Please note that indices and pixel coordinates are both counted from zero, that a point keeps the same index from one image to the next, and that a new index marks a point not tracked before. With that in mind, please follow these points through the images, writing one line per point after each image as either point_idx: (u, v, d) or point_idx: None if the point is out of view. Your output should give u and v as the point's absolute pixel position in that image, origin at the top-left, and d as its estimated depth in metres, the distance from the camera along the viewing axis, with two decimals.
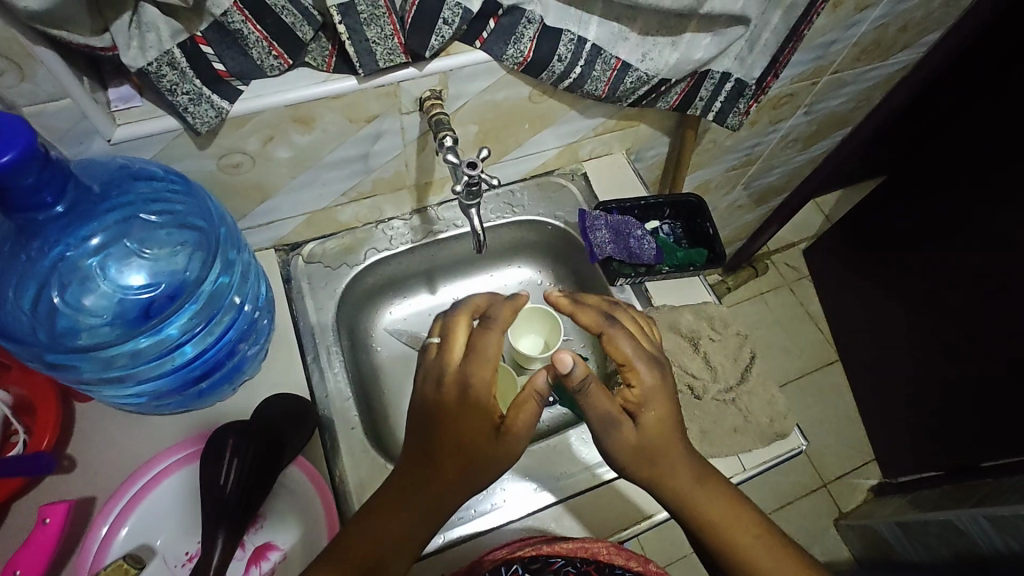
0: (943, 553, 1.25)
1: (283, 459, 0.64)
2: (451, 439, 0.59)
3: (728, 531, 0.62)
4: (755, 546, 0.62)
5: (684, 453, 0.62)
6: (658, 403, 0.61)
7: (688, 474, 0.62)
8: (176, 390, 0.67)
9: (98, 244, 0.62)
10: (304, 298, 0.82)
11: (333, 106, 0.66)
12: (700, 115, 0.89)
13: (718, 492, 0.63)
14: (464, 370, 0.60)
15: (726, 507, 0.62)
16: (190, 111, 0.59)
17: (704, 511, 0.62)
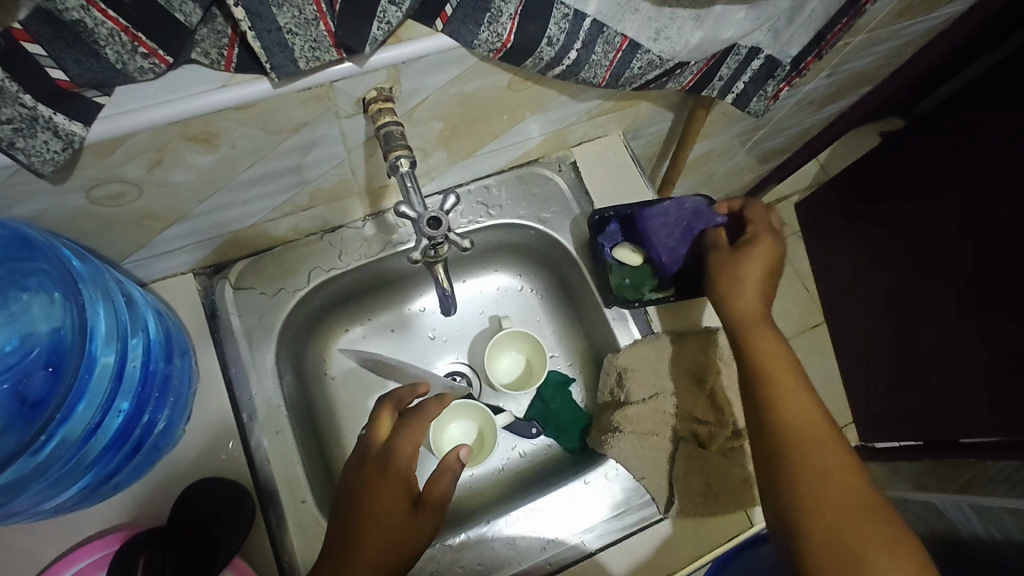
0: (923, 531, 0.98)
1: (215, 566, 0.58)
2: (357, 517, 0.55)
3: (804, 448, 0.53)
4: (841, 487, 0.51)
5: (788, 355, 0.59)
6: (758, 258, 0.62)
7: (789, 394, 0.56)
8: (88, 489, 0.55)
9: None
10: (234, 337, 0.67)
11: (242, 117, 0.48)
12: (717, 96, 0.71)
13: (816, 424, 0.54)
14: (385, 451, 0.58)
15: (823, 442, 0.53)
16: (19, 145, 0.41)
17: (790, 433, 0.54)
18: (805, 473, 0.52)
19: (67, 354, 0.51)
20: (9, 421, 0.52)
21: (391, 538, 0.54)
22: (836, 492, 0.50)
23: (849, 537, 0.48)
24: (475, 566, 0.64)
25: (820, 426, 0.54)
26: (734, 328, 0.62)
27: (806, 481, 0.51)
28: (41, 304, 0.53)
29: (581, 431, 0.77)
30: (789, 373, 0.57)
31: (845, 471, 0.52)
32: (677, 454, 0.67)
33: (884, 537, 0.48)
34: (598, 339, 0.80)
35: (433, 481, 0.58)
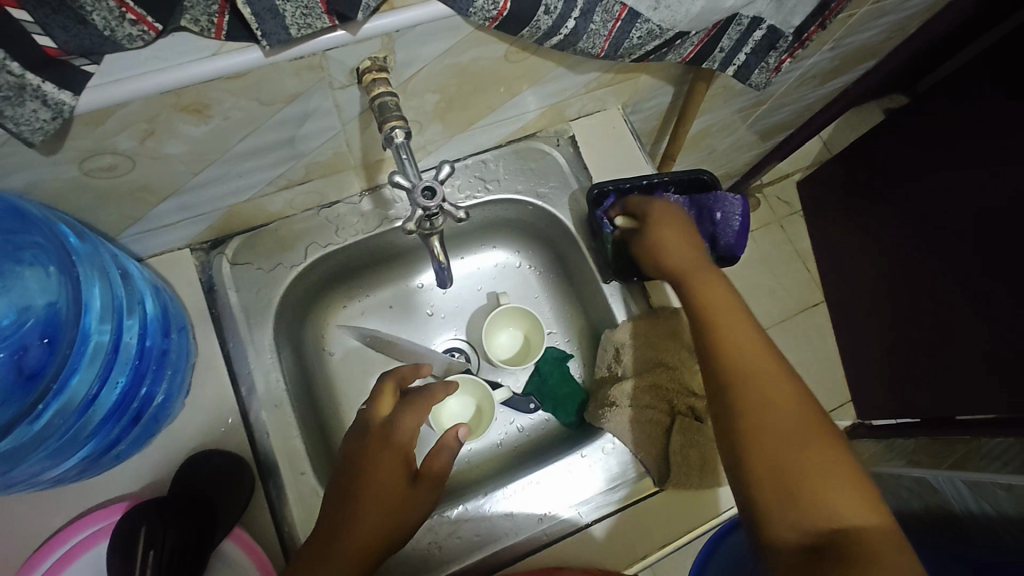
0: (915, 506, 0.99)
1: (216, 535, 0.59)
2: (353, 484, 0.56)
3: (746, 373, 0.52)
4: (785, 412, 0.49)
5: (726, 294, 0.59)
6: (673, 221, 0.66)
7: (741, 335, 0.55)
8: (90, 460, 0.56)
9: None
10: (232, 312, 0.67)
11: (233, 87, 0.47)
12: (718, 68, 0.70)
13: (765, 360, 0.53)
14: (386, 426, 0.59)
15: (772, 378, 0.51)
16: (8, 113, 0.40)
17: (735, 370, 0.52)
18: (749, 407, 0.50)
19: (63, 327, 0.52)
20: (8, 392, 0.52)
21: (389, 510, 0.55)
22: (781, 425, 0.49)
23: (796, 463, 0.47)
24: (473, 538, 0.65)
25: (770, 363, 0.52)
26: (678, 281, 0.62)
27: (750, 407, 0.50)
28: (36, 276, 0.53)
29: (578, 406, 0.77)
30: (730, 309, 0.57)
31: (794, 407, 0.49)
32: (671, 428, 0.68)
33: (832, 470, 0.46)
34: (596, 315, 0.80)
35: (432, 457, 0.59)
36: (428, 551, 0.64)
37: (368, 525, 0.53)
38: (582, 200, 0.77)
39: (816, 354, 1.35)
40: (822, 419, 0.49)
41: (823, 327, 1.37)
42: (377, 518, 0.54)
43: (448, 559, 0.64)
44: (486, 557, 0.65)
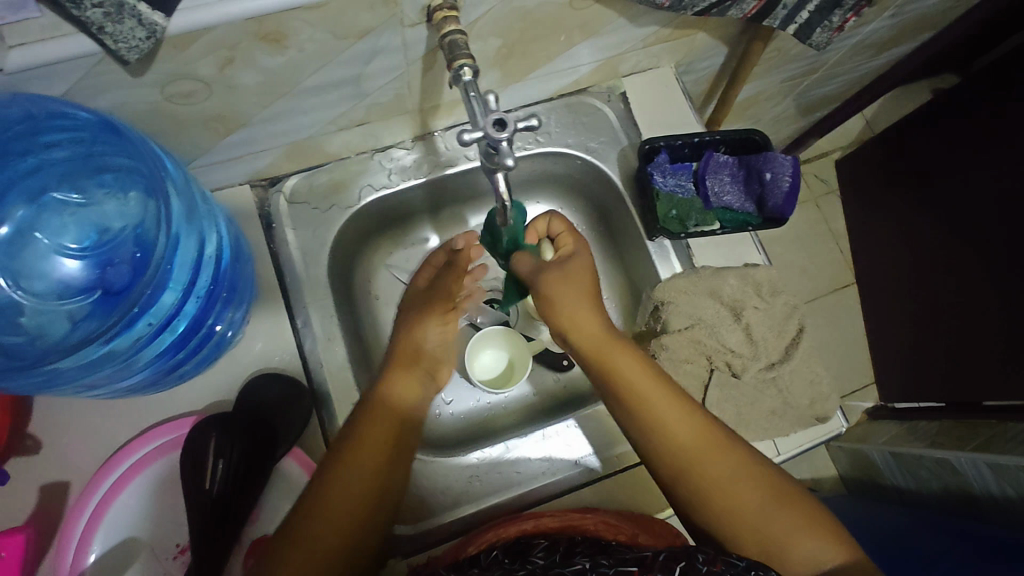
0: (932, 484, 1.00)
1: (276, 453, 0.62)
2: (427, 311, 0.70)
3: (702, 463, 0.56)
4: (740, 485, 0.55)
5: (645, 374, 0.60)
6: (578, 271, 0.64)
7: (693, 438, 0.57)
8: (159, 377, 0.60)
9: (27, 236, 0.53)
10: (288, 247, 0.69)
11: (313, 18, 0.48)
12: (779, 25, 0.69)
13: (731, 467, 0.56)
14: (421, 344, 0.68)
15: (715, 448, 0.57)
16: (108, 30, 0.42)
17: (703, 467, 0.56)
18: (723, 496, 0.55)
19: (150, 246, 0.54)
20: (93, 304, 0.54)
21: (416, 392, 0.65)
22: (720, 474, 0.56)
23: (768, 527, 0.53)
24: (512, 475, 0.68)
25: (704, 437, 0.57)
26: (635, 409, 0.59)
27: (717, 498, 0.55)
28: (118, 198, 0.55)
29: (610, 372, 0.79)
30: (668, 411, 0.58)
31: (748, 482, 0.55)
32: (709, 383, 0.71)
33: (757, 485, 0.55)
34: (637, 273, 0.81)
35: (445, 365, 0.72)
36: (468, 484, 0.67)
37: (382, 436, 0.58)
38: (632, 156, 0.78)
39: (843, 333, 1.34)
40: (751, 462, 0.57)
41: (854, 306, 1.36)
42: (382, 449, 0.57)
43: (487, 493, 0.67)
44: (524, 493, 0.67)
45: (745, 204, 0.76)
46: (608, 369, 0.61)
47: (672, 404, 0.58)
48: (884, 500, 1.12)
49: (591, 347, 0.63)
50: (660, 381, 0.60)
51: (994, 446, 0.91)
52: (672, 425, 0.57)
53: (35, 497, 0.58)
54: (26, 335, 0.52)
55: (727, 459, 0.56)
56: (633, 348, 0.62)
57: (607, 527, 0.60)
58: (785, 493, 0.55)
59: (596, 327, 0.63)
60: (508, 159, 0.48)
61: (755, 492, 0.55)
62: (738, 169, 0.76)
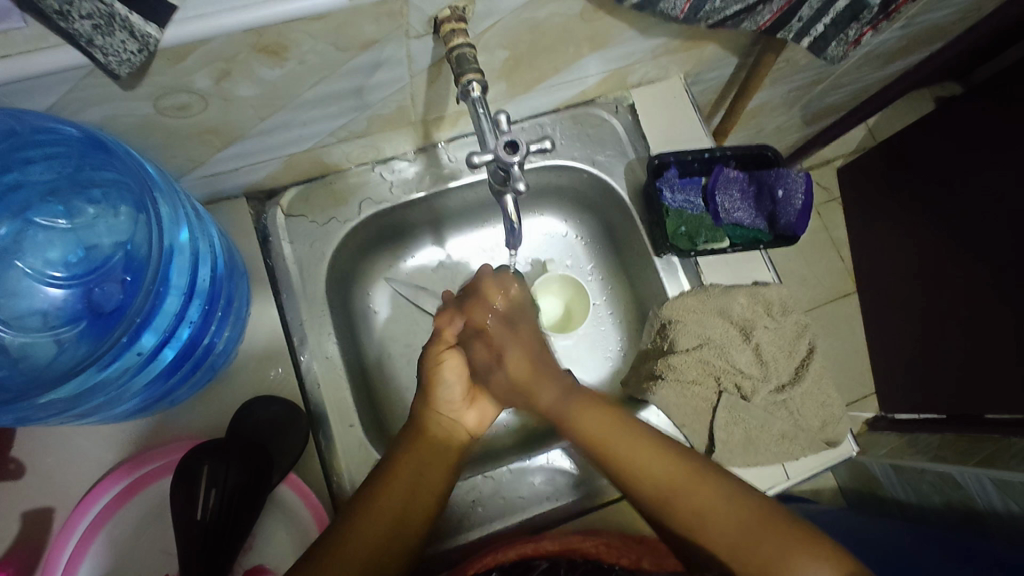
0: (932, 498, 0.99)
1: (272, 478, 0.59)
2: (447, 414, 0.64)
3: (681, 498, 0.55)
4: (721, 518, 0.54)
5: (602, 422, 0.61)
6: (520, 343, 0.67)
7: (661, 472, 0.56)
8: (152, 401, 0.57)
9: (9, 263, 0.51)
10: (285, 263, 0.67)
11: (315, 29, 0.46)
12: (793, 38, 0.66)
13: (713, 498, 0.55)
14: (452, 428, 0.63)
15: (687, 480, 0.56)
16: (98, 43, 0.40)
17: (675, 501, 0.55)
18: (692, 519, 0.54)
19: (143, 266, 0.52)
20: (82, 329, 0.52)
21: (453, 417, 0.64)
22: (699, 504, 0.55)
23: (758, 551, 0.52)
24: (516, 499, 0.66)
25: (670, 470, 0.56)
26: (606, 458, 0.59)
27: (700, 527, 0.54)
28: (107, 216, 0.53)
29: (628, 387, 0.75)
30: (631, 445, 0.58)
31: (728, 513, 0.54)
32: (719, 405, 0.68)
33: (739, 513, 0.54)
34: (644, 289, 0.79)
35: (473, 407, 0.66)
36: (470, 509, 0.65)
37: (416, 465, 0.58)
38: (639, 170, 0.76)
39: (845, 343, 1.32)
40: (728, 490, 0.55)
41: (855, 316, 1.34)
42: (410, 480, 0.56)
43: (490, 518, 0.65)
44: (527, 519, 0.65)
45: (755, 220, 0.74)
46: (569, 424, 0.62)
47: (637, 447, 0.58)
48: (884, 513, 1.11)
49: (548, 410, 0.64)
50: (621, 425, 0.60)
51: (997, 462, 0.88)
52: (645, 464, 0.57)
53: (17, 525, 0.56)
54: (7, 363, 0.50)
55: (697, 495, 0.55)
56: (595, 404, 0.63)
57: (607, 550, 0.58)
58: (759, 512, 0.54)
59: (551, 395, 0.64)
60: (521, 183, 0.49)
61: (733, 527, 0.53)
62: (748, 185, 0.75)
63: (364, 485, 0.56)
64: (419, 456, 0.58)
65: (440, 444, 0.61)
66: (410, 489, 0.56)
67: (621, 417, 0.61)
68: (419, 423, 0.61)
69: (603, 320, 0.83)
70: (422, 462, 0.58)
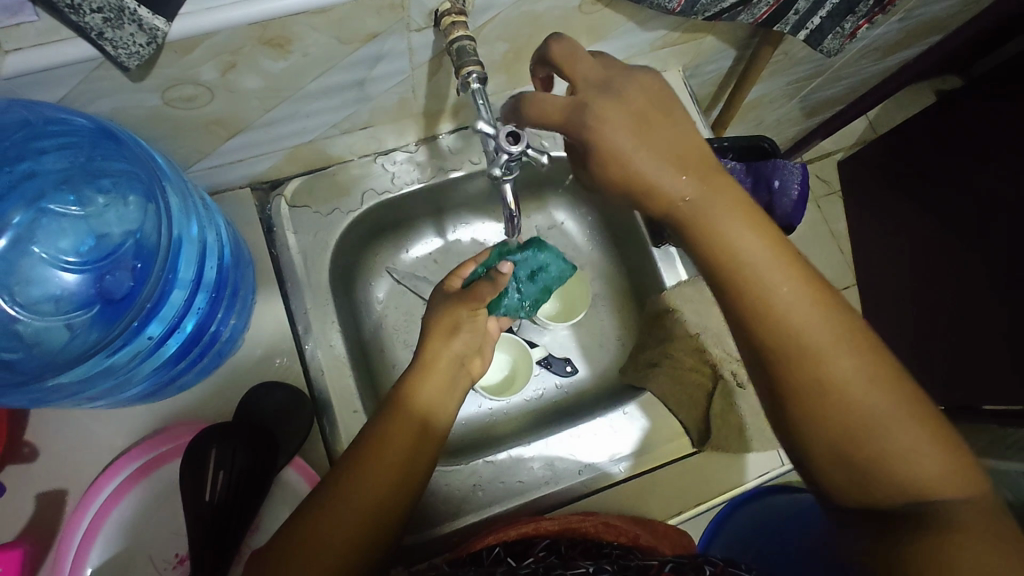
0: None
1: (277, 462, 0.61)
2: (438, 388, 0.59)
3: (827, 359, 0.43)
4: (875, 412, 0.42)
5: (749, 220, 0.45)
6: (678, 106, 0.47)
7: (820, 334, 0.43)
8: (162, 385, 0.59)
9: (23, 248, 0.52)
10: (290, 252, 0.68)
11: (318, 23, 0.47)
12: (790, 31, 0.67)
13: (867, 385, 0.43)
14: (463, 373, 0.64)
15: (834, 344, 0.43)
16: (108, 36, 0.41)
17: (823, 376, 0.43)
18: (838, 405, 0.43)
19: (152, 254, 0.53)
20: (91, 316, 0.53)
21: (442, 392, 0.60)
22: (838, 367, 0.43)
23: (883, 428, 0.42)
24: (516, 484, 0.67)
25: (824, 325, 0.43)
26: (729, 276, 0.44)
27: (827, 408, 0.43)
28: (118, 204, 0.54)
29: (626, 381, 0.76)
30: (784, 272, 0.44)
31: (868, 378, 0.43)
32: (715, 393, 0.69)
33: (885, 395, 0.43)
34: (643, 279, 0.80)
35: (480, 356, 0.66)
36: (471, 493, 0.66)
37: (411, 426, 0.55)
38: None
39: None
40: (885, 366, 0.43)
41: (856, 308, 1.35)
42: (400, 450, 0.53)
43: (490, 503, 0.66)
44: (528, 502, 0.66)
45: None
46: (712, 239, 0.44)
47: (770, 255, 0.44)
48: None
49: (683, 209, 0.45)
50: (769, 235, 0.45)
51: None
52: (805, 328, 0.43)
53: (31, 506, 0.58)
54: (24, 348, 0.51)
55: (855, 364, 0.43)
56: (751, 205, 0.46)
57: (607, 529, 0.59)
58: (912, 410, 0.43)
59: (685, 191, 0.45)
60: (498, 171, 0.52)
61: (862, 373, 0.43)
62: (746, 176, 0.76)
63: (349, 454, 0.53)
64: (412, 418, 0.55)
65: (429, 405, 0.58)
66: (407, 456, 0.52)
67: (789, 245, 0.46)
68: (408, 387, 0.58)
69: (602, 309, 0.84)
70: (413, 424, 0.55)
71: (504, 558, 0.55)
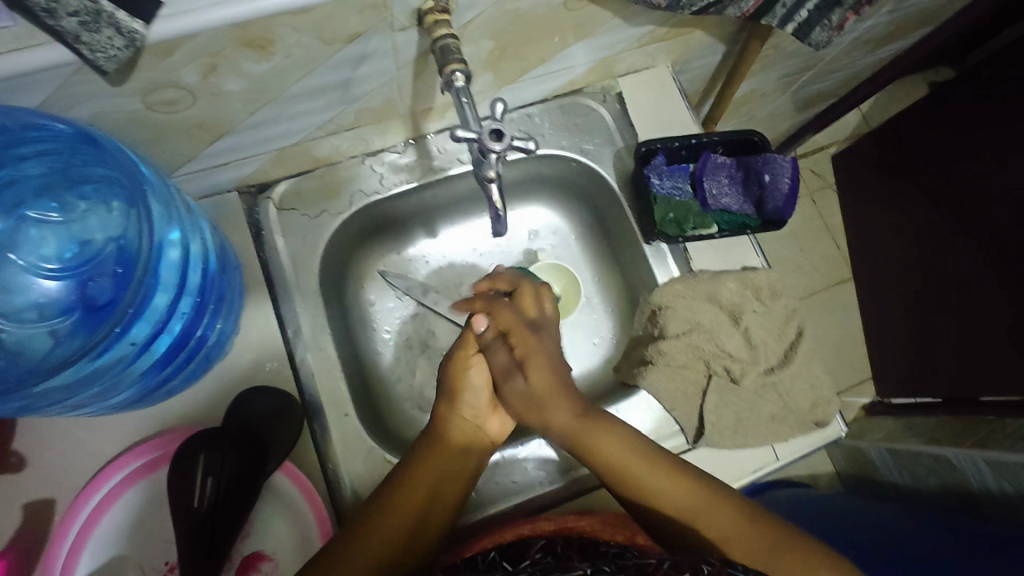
0: (929, 481, 0.99)
1: (267, 467, 0.60)
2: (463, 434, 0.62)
3: (705, 522, 0.54)
4: (739, 546, 0.52)
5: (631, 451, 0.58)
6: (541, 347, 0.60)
7: (688, 501, 0.55)
8: (149, 391, 0.58)
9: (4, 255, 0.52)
10: (278, 255, 0.68)
11: (299, 23, 0.46)
12: (778, 24, 0.67)
13: (734, 531, 0.53)
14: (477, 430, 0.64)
15: (701, 508, 0.54)
16: (84, 39, 0.40)
17: (699, 527, 0.54)
18: (716, 548, 0.53)
19: (133, 259, 0.53)
20: (73, 322, 0.53)
21: (471, 442, 0.62)
22: (728, 537, 0.52)
23: (771, 556, 0.51)
24: (510, 484, 0.67)
25: (695, 496, 0.55)
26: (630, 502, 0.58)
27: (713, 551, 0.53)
28: (100, 210, 0.54)
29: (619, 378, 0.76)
30: (654, 481, 0.56)
31: (740, 534, 0.52)
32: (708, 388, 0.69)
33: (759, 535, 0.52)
34: (634, 276, 0.79)
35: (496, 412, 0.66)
36: None
37: (436, 470, 0.58)
38: (627, 158, 0.77)
39: (840, 328, 1.33)
40: (752, 512, 0.53)
41: (851, 302, 1.35)
42: (423, 491, 0.57)
43: (484, 503, 0.66)
44: (522, 503, 0.66)
45: (743, 205, 0.75)
46: (589, 453, 0.58)
47: (659, 474, 0.56)
48: (881, 497, 1.11)
49: (563, 433, 0.59)
50: (653, 460, 0.57)
51: (994, 443, 0.89)
52: (672, 493, 0.55)
53: (20, 515, 0.57)
54: (6, 356, 0.51)
55: (718, 520, 0.53)
56: (605, 423, 0.59)
57: (603, 527, 0.59)
58: (788, 544, 0.51)
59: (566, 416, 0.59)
60: (490, 171, 0.52)
61: (752, 552, 0.51)
62: (736, 170, 0.75)
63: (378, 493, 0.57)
64: (440, 462, 0.59)
65: (457, 449, 0.61)
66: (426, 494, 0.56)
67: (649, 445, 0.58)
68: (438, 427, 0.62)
69: (594, 306, 0.84)
70: (445, 469, 0.59)
71: (498, 563, 0.54)
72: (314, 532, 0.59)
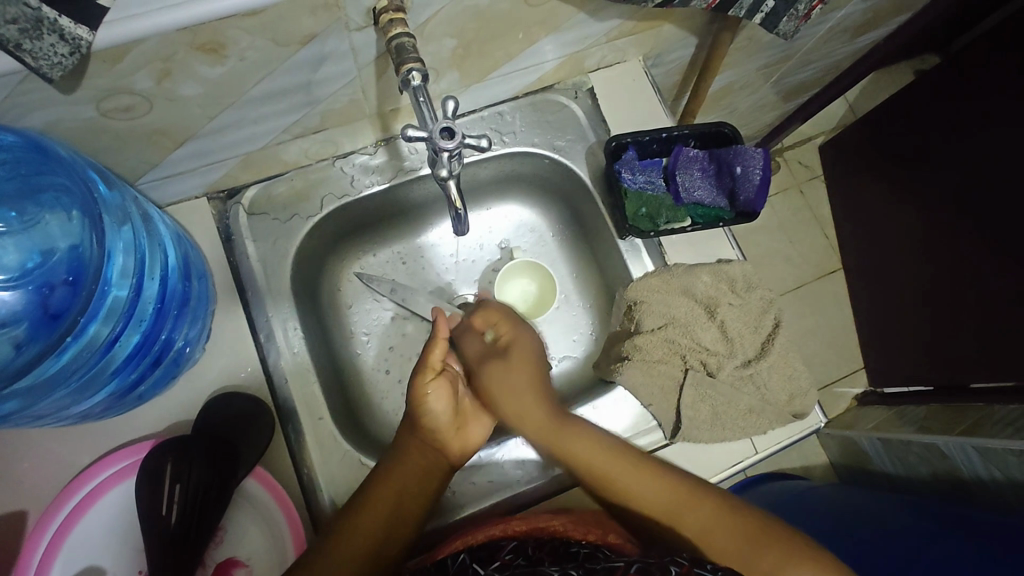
0: (919, 469, 0.98)
1: (237, 474, 0.60)
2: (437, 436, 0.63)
3: (669, 513, 0.56)
4: (712, 534, 0.54)
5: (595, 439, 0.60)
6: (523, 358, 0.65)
7: (653, 491, 0.57)
8: (115, 398, 0.58)
9: None
10: (249, 260, 0.67)
11: (251, 26, 0.46)
12: (745, 15, 0.66)
13: (702, 512, 0.55)
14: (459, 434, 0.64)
15: (672, 494, 0.56)
16: (27, 47, 0.40)
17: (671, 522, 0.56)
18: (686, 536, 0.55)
19: (86, 267, 0.53)
20: (32, 329, 0.53)
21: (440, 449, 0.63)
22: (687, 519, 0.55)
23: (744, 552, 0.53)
24: (485, 484, 0.67)
25: (660, 488, 0.57)
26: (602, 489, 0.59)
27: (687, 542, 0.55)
28: (58, 219, 0.53)
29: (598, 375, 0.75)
30: (626, 464, 0.58)
31: (706, 519, 0.55)
32: (685, 383, 0.68)
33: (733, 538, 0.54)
34: (612, 272, 0.79)
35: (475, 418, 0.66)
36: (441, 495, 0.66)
37: (402, 481, 0.59)
38: (600, 154, 0.76)
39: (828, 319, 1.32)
40: (719, 499, 0.56)
41: (840, 292, 1.34)
42: (387, 504, 0.58)
43: (461, 504, 0.66)
44: (499, 503, 0.66)
45: (716, 198, 0.76)
46: (561, 446, 0.60)
47: (623, 463, 0.58)
48: (873, 487, 1.11)
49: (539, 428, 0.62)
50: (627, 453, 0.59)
51: (981, 430, 0.88)
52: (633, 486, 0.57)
53: None
54: None
55: (693, 511, 0.55)
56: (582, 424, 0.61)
57: (575, 527, 0.58)
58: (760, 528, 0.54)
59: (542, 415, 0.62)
60: (444, 170, 0.52)
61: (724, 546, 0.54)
62: (709, 163, 0.75)
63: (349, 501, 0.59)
64: (408, 472, 0.60)
65: (429, 458, 0.62)
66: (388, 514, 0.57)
67: (626, 445, 0.60)
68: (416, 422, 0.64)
69: (573, 303, 0.83)
70: (411, 479, 0.60)
71: (470, 564, 0.53)
72: (286, 538, 0.58)
